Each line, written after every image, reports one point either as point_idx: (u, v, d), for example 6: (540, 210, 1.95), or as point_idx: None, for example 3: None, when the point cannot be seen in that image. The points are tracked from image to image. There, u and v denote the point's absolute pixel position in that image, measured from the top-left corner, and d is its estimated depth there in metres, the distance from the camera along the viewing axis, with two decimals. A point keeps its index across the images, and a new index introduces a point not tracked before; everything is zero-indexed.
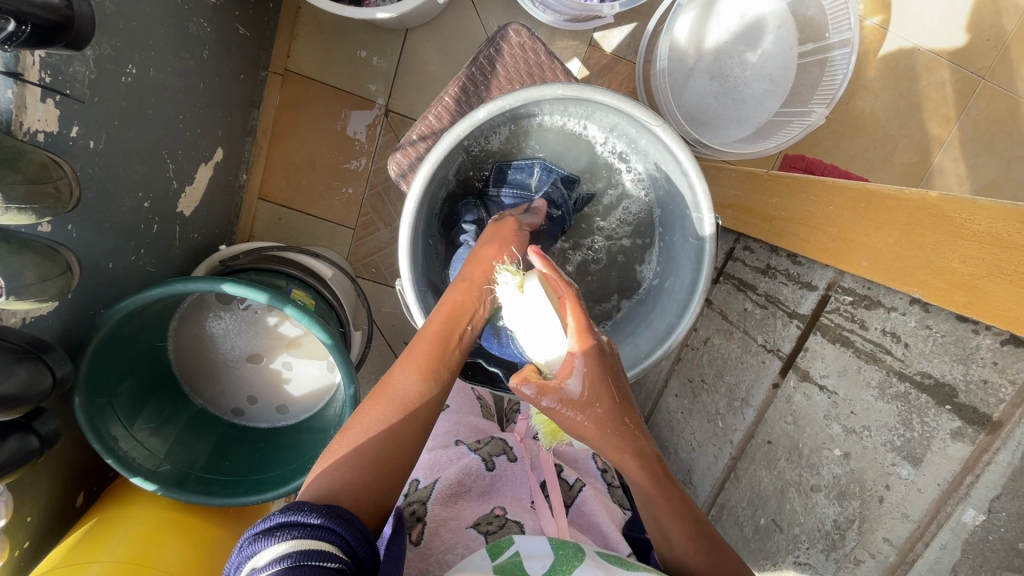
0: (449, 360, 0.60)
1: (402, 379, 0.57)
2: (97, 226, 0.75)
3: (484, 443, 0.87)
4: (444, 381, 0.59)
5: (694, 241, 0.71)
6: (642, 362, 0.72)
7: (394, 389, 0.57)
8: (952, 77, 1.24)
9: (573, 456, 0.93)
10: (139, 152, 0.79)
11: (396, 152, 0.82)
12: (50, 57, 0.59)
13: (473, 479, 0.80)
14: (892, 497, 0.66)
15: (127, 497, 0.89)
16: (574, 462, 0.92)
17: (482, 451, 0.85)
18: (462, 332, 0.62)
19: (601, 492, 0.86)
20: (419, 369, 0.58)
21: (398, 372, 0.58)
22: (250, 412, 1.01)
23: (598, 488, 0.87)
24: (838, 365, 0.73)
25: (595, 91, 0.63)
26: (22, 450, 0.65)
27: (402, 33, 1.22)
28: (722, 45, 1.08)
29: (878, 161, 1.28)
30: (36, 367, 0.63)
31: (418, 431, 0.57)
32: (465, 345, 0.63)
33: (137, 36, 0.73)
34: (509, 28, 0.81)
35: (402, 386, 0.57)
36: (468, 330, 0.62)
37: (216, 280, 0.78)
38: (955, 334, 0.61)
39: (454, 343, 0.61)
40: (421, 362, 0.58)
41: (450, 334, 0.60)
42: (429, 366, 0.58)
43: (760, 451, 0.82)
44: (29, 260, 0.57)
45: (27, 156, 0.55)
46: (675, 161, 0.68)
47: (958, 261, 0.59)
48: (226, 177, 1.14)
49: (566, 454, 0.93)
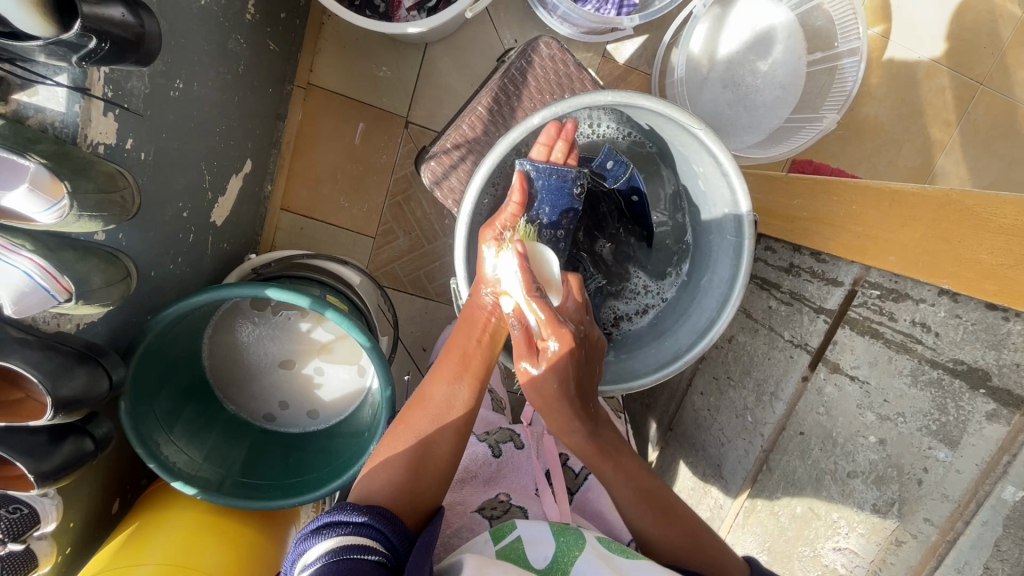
0: (478, 376, 0.71)
1: (432, 388, 0.69)
2: (143, 235, 0.77)
3: (491, 431, 0.86)
4: (474, 389, 0.70)
5: (731, 239, 0.74)
6: (684, 356, 0.75)
7: (428, 398, 0.68)
8: (951, 83, 1.28)
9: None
10: (181, 163, 0.82)
11: (430, 160, 0.85)
12: (113, 72, 0.62)
13: (478, 466, 0.82)
14: (930, 479, 0.69)
15: (167, 498, 0.91)
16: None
17: (489, 439, 0.85)
18: (487, 347, 0.72)
19: (609, 479, 0.90)
20: (449, 379, 0.70)
21: (432, 384, 0.70)
22: (282, 416, 1.02)
23: None
24: (869, 356, 0.76)
25: (644, 97, 0.66)
26: (78, 452, 0.67)
27: (421, 47, 1.26)
28: (734, 55, 1.12)
29: (883, 165, 1.32)
30: (95, 370, 0.65)
31: (452, 440, 0.67)
32: (491, 360, 0.72)
33: (184, 53, 0.76)
34: (540, 41, 0.84)
35: (432, 393, 0.69)
36: (493, 351, 0.72)
37: (260, 286, 0.81)
38: (986, 322, 0.65)
39: (476, 353, 0.71)
40: (452, 371, 0.70)
41: (475, 346, 0.71)
42: (459, 377, 0.70)
43: (793, 442, 0.84)
44: (93, 266, 0.59)
45: (96, 167, 0.58)
46: (714, 161, 0.71)
47: (986, 253, 0.63)
48: (253, 188, 1.16)
49: None
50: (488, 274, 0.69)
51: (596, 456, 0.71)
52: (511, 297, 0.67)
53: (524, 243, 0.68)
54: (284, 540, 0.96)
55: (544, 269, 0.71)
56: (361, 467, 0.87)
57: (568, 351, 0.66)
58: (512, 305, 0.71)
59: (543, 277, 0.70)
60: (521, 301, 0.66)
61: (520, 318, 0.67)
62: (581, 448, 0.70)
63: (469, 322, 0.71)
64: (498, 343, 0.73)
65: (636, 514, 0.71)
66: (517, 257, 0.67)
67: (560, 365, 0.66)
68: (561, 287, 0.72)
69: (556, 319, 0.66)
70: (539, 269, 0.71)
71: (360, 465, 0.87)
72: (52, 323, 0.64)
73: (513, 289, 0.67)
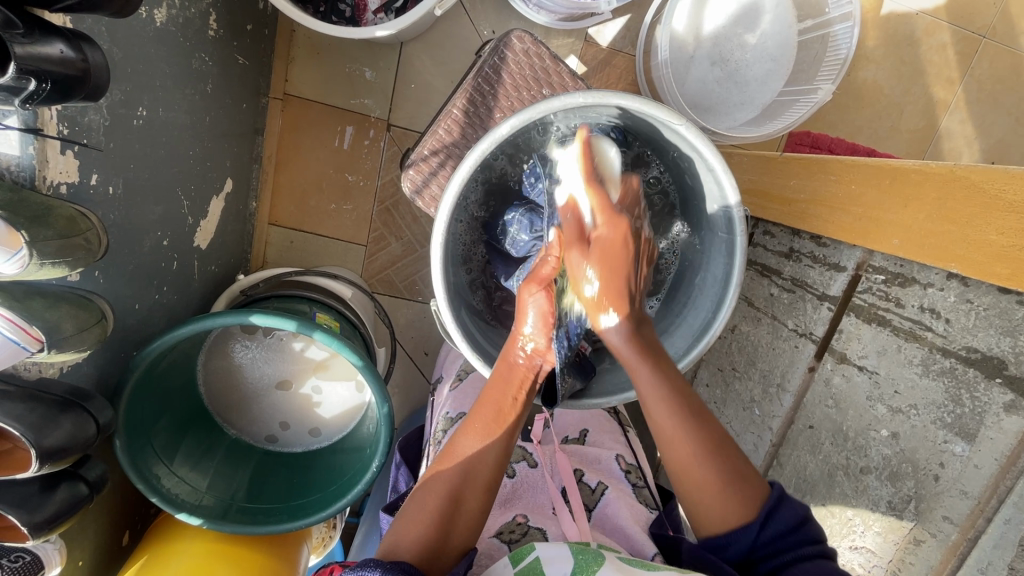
0: (509, 431, 0.66)
1: (464, 443, 0.66)
2: (121, 271, 0.75)
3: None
4: (507, 447, 0.66)
5: (722, 234, 0.71)
6: (682, 360, 0.72)
7: (459, 453, 0.65)
8: (953, 39, 1.22)
9: (595, 458, 0.92)
10: (154, 192, 0.80)
11: (409, 169, 0.82)
12: (66, 109, 0.59)
13: None
14: (947, 475, 0.66)
15: (175, 529, 0.91)
16: (596, 463, 0.91)
17: None
18: (522, 403, 0.68)
19: (625, 493, 0.86)
20: (481, 435, 0.66)
21: (462, 437, 0.66)
22: (284, 437, 1.01)
23: (622, 489, 0.87)
24: (877, 345, 0.73)
25: (615, 95, 0.62)
26: (72, 498, 0.66)
27: (396, 46, 1.22)
28: (720, 29, 1.08)
29: (886, 130, 1.27)
30: (80, 416, 0.64)
31: (482, 496, 0.64)
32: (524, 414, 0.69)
33: (144, 79, 0.73)
34: (511, 36, 0.80)
35: (463, 449, 0.65)
36: (525, 404, 0.68)
37: (244, 312, 0.79)
38: (999, 307, 0.61)
39: (510, 409, 0.67)
40: (483, 428, 0.66)
41: (509, 402, 0.67)
42: (488, 434, 0.66)
43: (802, 436, 0.82)
44: (65, 312, 0.57)
45: (55, 211, 0.56)
46: (698, 157, 0.68)
47: (995, 233, 0.59)
48: (237, 207, 1.15)
49: (589, 455, 0.92)
50: (528, 329, 0.69)
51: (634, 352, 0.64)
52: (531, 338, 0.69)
53: (586, 134, 0.69)
54: (296, 560, 0.96)
55: (608, 167, 0.70)
56: (364, 486, 0.86)
57: (624, 238, 0.66)
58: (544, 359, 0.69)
59: (604, 166, 0.70)
60: (582, 193, 0.68)
61: (575, 210, 0.68)
62: (614, 344, 0.65)
63: (504, 377, 0.68)
64: (531, 396, 0.69)
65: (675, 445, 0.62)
66: (539, 302, 0.68)
67: (619, 250, 0.65)
68: (619, 181, 0.71)
69: (611, 208, 0.67)
70: (600, 162, 0.70)
71: (363, 483, 0.86)
72: (35, 370, 0.63)
73: (572, 246, 0.66)
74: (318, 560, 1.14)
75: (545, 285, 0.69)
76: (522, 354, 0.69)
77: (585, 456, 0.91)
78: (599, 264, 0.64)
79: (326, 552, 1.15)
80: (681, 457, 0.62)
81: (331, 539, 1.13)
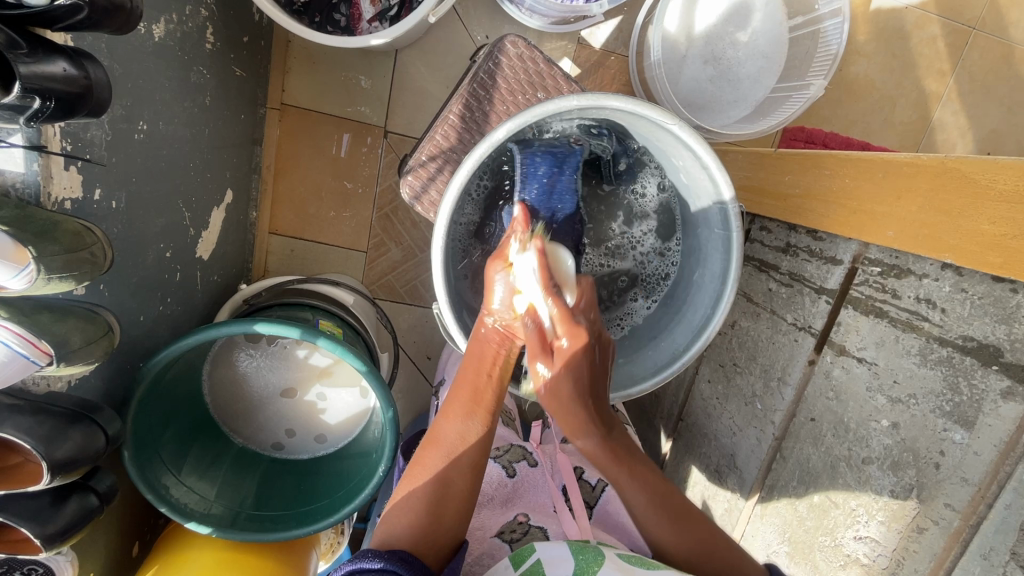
0: (489, 411, 0.68)
1: (445, 426, 0.67)
2: (125, 283, 0.76)
3: (502, 451, 0.87)
4: (486, 426, 0.67)
5: (718, 230, 0.72)
6: (682, 356, 0.73)
7: (442, 437, 0.67)
8: (943, 31, 1.23)
9: None
10: (156, 205, 0.80)
11: (407, 175, 0.83)
12: (68, 125, 0.60)
13: (495, 487, 0.82)
14: (948, 463, 0.66)
15: (184, 539, 0.92)
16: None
17: (502, 459, 0.86)
18: (497, 381, 0.68)
19: None
20: (461, 416, 0.67)
21: (442, 422, 0.68)
22: (290, 445, 1.02)
23: None
24: (875, 336, 0.74)
25: (609, 96, 0.63)
26: (83, 510, 0.66)
27: (391, 54, 1.23)
28: (711, 29, 1.09)
29: (879, 123, 1.28)
30: (88, 428, 0.65)
31: (468, 477, 0.66)
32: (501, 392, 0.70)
33: (144, 93, 0.74)
34: (505, 41, 0.81)
35: (445, 432, 0.67)
36: (504, 382, 0.69)
37: (248, 321, 0.80)
38: (994, 295, 0.62)
39: (486, 388, 0.68)
40: (463, 409, 0.67)
41: (484, 382, 0.68)
42: (469, 413, 0.67)
43: (804, 428, 0.83)
44: (72, 325, 0.58)
45: (61, 225, 0.57)
46: (693, 156, 0.69)
47: (988, 223, 0.60)
48: (237, 217, 1.15)
49: None
50: (495, 304, 0.68)
51: (601, 448, 0.68)
52: (525, 295, 0.67)
53: (541, 244, 0.68)
54: (305, 565, 0.97)
55: (563, 271, 0.71)
56: (371, 492, 0.87)
57: (584, 348, 0.66)
58: (512, 333, 0.69)
59: (558, 269, 0.71)
60: (540, 301, 0.66)
61: (534, 316, 0.67)
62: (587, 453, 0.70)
63: (477, 356, 0.68)
64: (507, 374, 0.70)
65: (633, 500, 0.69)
66: (504, 277, 0.68)
67: (579, 362, 0.66)
68: (574, 282, 0.71)
69: (569, 314, 0.66)
70: (556, 268, 0.71)
71: (371, 489, 0.87)
72: (43, 384, 0.64)
73: (534, 289, 0.67)
74: (327, 566, 1.14)
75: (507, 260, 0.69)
76: (487, 327, 0.69)
77: None
78: (568, 376, 0.66)
79: (335, 558, 1.15)
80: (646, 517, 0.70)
81: (338, 544, 1.14)
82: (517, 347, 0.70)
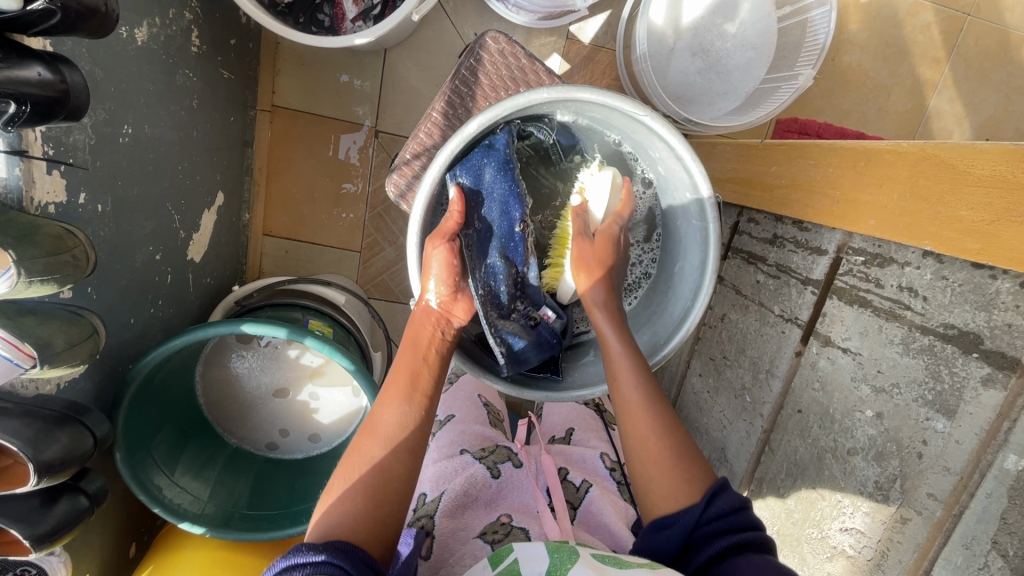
0: (426, 394, 0.66)
1: (383, 412, 0.64)
2: (113, 286, 0.77)
3: (489, 452, 0.88)
4: (427, 410, 0.66)
5: (696, 222, 0.71)
6: (664, 348, 0.74)
7: (380, 424, 0.63)
8: (937, 18, 1.22)
9: (579, 456, 0.93)
10: (144, 208, 0.81)
11: (393, 173, 0.83)
12: (50, 130, 0.60)
13: (479, 489, 0.81)
14: (930, 452, 0.66)
15: (179, 539, 0.92)
16: (581, 462, 0.92)
17: (486, 459, 0.86)
18: (433, 365, 0.69)
19: (610, 491, 0.87)
20: (400, 400, 0.65)
21: (381, 407, 0.65)
22: (284, 444, 1.02)
23: (607, 487, 0.88)
24: (859, 326, 0.73)
25: (578, 89, 0.63)
26: (73, 511, 0.67)
27: (381, 53, 1.23)
28: (700, 21, 1.08)
29: (874, 113, 1.27)
30: (76, 430, 0.65)
31: (409, 462, 0.62)
32: (439, 376, 0.70)
33: (128, 97, 0.74)
34: (486, 37, 0.81)
35: (384, 420, 0.63)
36: (440, 365, 0.70)
37: (235, 321, 0.80)
38: (974, 282, 0.61)
39: (424, 371, 0.68)
40: (403, 393, 0.65)
41: (421, 365, 0.68)
42: (409, 399, 0.65)
43: (791, 420, 0.82)
44: (57, 328, 0.59)
45: (42, 229, 0.57)
46: (667, 147, 0.69)
47: (966, 208, 0.59)
48: (229, 220, 1.16)
49: (574, 454, 0.93)
50: (432, 283, 0.71)
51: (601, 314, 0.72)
52: (584, 195, 0.76)
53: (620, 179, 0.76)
54: None
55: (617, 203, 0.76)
56: None
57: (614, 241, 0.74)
58: (450, 313, 0.73)
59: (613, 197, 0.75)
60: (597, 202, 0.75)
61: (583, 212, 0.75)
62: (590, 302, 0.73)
63: (413, 339, 0.70)
64: (444, 357, 0.71)
65: (636, 425, 0.66)
66: (443, 256, 0.70)
67: (607, 250, 0.73)
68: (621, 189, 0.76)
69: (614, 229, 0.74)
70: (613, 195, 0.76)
71: None
72: (31, 387, 0.64)
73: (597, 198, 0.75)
74: None
75: (447, 240, 0.71)
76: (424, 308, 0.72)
77: (570, 455, 0.92)
78: (597, 259, 0.72)
79: None
80: (634, 427, 0.66)
81: None
82: (452, 329, 0.73)
